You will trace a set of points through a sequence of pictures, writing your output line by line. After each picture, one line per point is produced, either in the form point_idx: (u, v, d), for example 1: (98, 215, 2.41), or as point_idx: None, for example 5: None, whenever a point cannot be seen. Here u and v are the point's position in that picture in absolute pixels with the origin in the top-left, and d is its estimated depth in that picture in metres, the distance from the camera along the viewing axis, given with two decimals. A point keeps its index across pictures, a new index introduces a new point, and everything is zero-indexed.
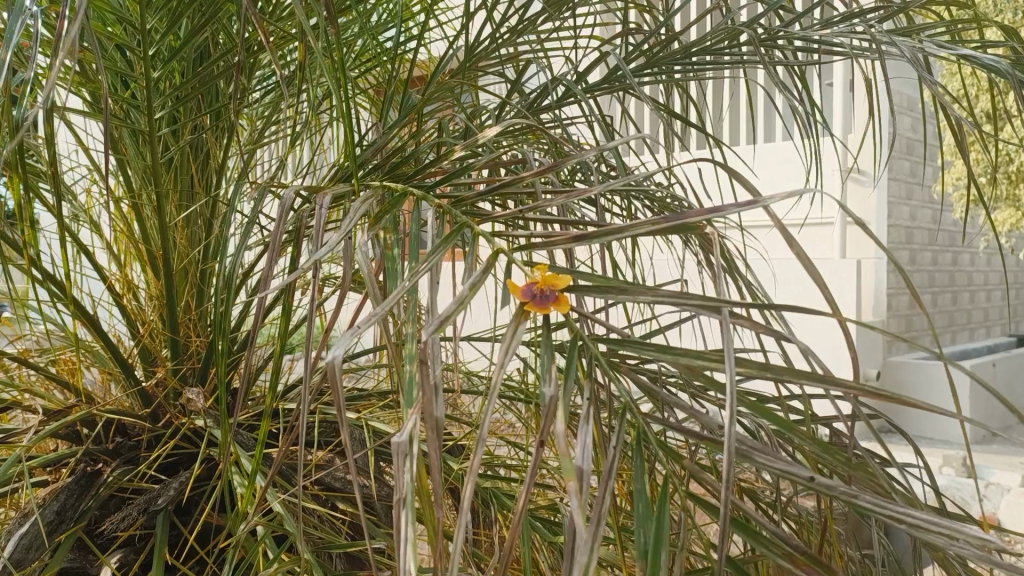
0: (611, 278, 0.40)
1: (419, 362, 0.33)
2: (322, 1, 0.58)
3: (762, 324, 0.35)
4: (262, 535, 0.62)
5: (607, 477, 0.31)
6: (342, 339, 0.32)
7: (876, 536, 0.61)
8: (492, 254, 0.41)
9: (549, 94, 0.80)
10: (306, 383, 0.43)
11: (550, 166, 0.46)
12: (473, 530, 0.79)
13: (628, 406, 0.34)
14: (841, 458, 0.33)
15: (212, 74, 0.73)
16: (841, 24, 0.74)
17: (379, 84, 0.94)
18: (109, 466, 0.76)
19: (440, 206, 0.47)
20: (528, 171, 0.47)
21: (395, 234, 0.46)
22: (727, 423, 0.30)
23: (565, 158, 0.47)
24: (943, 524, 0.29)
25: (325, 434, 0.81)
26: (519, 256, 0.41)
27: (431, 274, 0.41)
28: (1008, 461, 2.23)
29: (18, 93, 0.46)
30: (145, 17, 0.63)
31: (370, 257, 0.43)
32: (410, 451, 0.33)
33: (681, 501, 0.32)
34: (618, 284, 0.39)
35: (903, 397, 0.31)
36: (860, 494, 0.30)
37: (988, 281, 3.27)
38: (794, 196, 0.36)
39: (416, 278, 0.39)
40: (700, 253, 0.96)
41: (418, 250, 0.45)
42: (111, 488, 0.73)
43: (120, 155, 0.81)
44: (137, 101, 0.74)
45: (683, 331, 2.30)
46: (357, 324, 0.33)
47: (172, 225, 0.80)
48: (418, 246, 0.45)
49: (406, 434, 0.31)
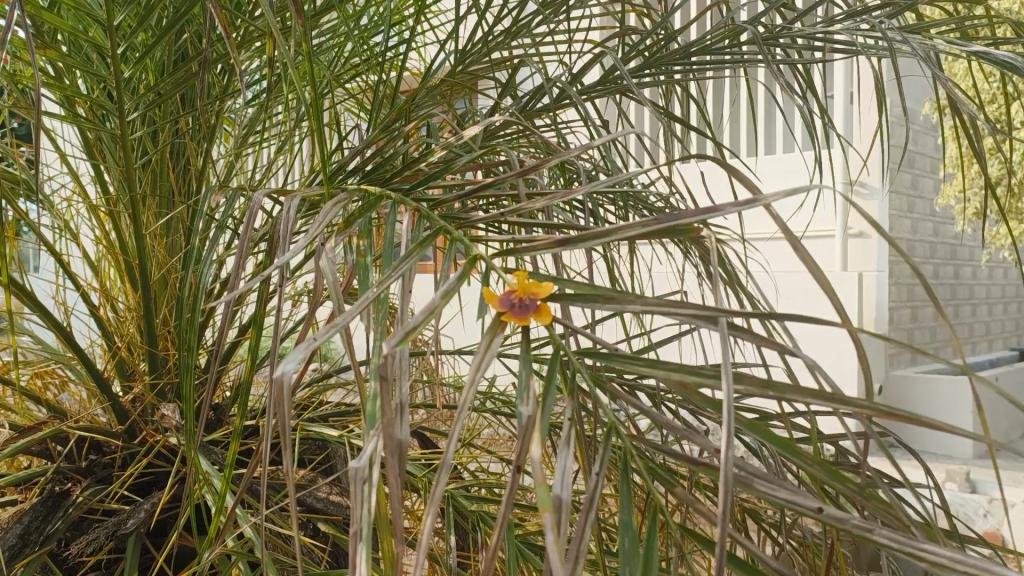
0: (598, 286, 0.37)
1: (382, 376, 0.31)
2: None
3: (763, 336, 0.32)
4: (231, 559, 0.58)
5: (589, 507, 0.28)
6: (295, 350, 0.29)
7: (885, 562, 0.57)
8: (470, 263, 0.38)
9: (540, 98, 0.77)
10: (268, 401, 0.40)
11: (536, 167, 0.43)
12: (460, 553, 0.75)
13: (615, 428, 0.31)
14: (854, 487, 0.30)
15: (188, 75, 0.70)
16: (847, 21, 0.71)
17: (367, 89, 0.91)
18: (79, 486, 0.73)
19: (417, 209, 0.44)
20: (512, 171, 0.43)
21: (369, 240, 0.43)
22: (723, 449, 0.27)
23: (551, 158, 0.44)
24: (972, 563, 0.26)
25: (306, 452, 0.78)
26: (499, 262, 0.38)
27: (404, 281, 0.38)
28: (1013, 476, 2.18)
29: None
30: (113, 13, 0.59)
31: (337, 265, 0.40)
32: (370, 476, 0.30)
33: (671, 536, 0.29)
34: (606, 292, 0.36)
35: (924, 418, 0.28)
36: (876, 528, 0.27)
37: (991, 295, 3.23)
38: (799, 195, 0.33)
39: (384, 286, 0.36)
40: (699, 264, 0.93)
41: (391, 258, 0.42)
42: (80, 510, 0.71)
43: (97, 161, 0.78)
44: (108, 104, 0.71)
45: (683, 344, 2.27)
46: (313, 333, 0.30)
47: (148, 234, 0.77)
48: (391, 256, 0.43)
49: (363, 459, 0.29)
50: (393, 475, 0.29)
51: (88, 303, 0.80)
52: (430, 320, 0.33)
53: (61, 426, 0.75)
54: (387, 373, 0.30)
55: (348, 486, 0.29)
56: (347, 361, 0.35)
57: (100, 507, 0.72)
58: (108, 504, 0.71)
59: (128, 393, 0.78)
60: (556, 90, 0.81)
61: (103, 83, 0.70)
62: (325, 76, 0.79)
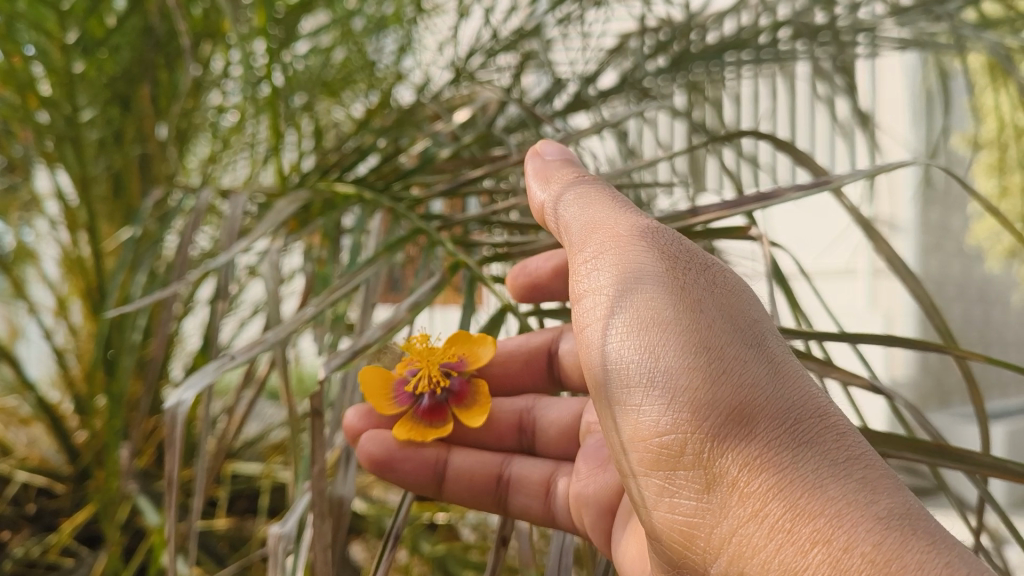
0: (796, 440, 0.23)
1: (313, 413, 0.29)
2: (457, 25, 0.68)
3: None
4: None
5: None
6: (189, 380, 0.28)
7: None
8: (447, 271, 0.35)
9: (550, 101, 0.69)
10: (198, 464, 0.37)
11: (612, 209, 0.31)
12: None
13: None
14: None
15: (152, 66, 0.62)
16: (909, 13, 0.63)
17: (356, 97, 0.82)
18: (21, 535, 0.64)
19: (401, 213, 0.41)
20: (595, 201, 0.31)
21: (329, 254, 0.42)
22: None
23: (629, 202, 0.32)
24: None
25: (278, 499, 0.70)
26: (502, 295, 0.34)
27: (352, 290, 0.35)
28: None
29: (273, 107, 0.60)
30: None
31: (274, 275, 0.38)
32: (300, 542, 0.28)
33: None
34: (818, 465, 0.23)
35: None
36: None
37: None
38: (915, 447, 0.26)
39: (330, 300, 0.34)
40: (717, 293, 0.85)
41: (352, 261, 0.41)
42: (19, 564, 0.62)
43: (53, 167, 0.70)
44: (60, 99, 0.63)
45: None
46: (228, 355, 0.29)
47: (108, 247, 0.69)
48: (349, 264, 0.41)
49: (286, 526, 0.27)
50: (321, 539, 0.26)
51: (41, 328, 0.71)
52: (389, 338, 0.31)
53: (4, 466, 0.66)
54: (322, 409, 0.29)
55: (265, 558, 0.26)
56: (279, 389, 0.34)
57: (40, 560, 0.63)
58: (49, 558, 0.61)
59: (80, 428, 0.69)
60: (570, 95, 0.72)
61: (58, 77, 0.62)
62: (313, 80, 0.71)
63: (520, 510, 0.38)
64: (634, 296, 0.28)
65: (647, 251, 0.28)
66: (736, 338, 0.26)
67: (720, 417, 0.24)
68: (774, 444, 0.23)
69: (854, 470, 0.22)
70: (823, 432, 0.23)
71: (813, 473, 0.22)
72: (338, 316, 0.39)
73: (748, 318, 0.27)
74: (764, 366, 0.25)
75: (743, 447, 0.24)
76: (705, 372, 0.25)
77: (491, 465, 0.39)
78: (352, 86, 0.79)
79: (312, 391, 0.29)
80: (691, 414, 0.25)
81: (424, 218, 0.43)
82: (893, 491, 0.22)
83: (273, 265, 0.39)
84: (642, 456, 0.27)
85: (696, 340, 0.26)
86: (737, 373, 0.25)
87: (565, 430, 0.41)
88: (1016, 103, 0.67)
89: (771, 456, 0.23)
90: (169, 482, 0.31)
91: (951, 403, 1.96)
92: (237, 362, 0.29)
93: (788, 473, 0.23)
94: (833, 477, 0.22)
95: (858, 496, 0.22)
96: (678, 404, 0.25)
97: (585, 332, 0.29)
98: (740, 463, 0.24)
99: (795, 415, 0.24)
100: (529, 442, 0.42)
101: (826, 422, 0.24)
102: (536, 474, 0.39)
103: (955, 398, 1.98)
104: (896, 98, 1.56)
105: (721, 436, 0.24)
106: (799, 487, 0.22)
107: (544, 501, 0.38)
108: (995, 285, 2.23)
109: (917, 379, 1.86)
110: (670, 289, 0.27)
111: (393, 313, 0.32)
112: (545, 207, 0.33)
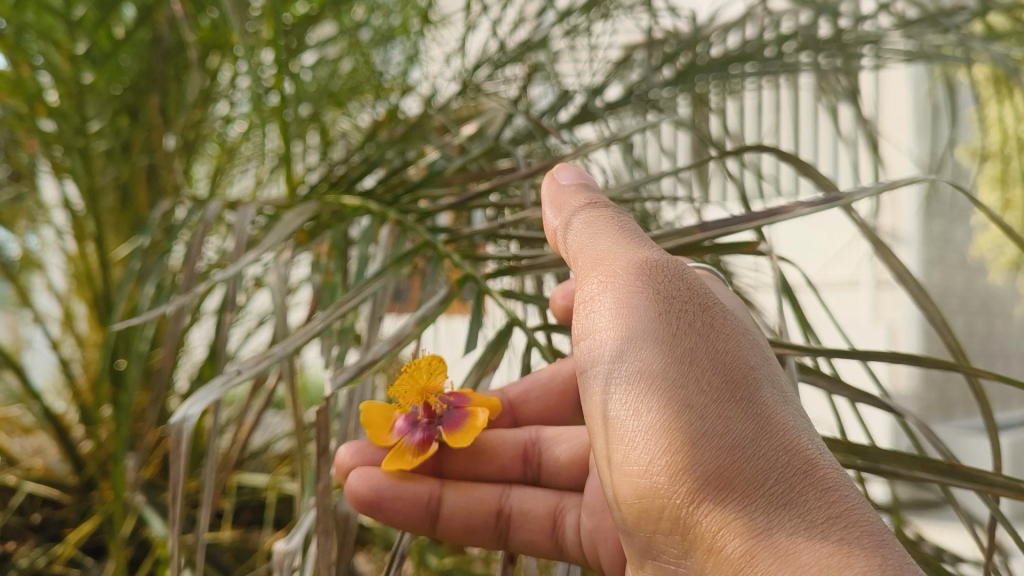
0: (773, 500, 0.22)
1: (319, 427, 0.29)
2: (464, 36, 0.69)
3: None
4: None
5: None
6: (196, 394, 0.28)
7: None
8: (456, 284, 0.35)
9: (557, 113, 0.69)
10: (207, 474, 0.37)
11: (615, 236, 0.31)
12: None
13: None
14: None
15: (161, 77, 0.63)
16: (917, 26, 0.63)
17: (362, 109, 0.82)
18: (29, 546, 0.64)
19: (411, 226, 0.41)
20: (604, 225, 0.31)
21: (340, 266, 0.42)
22: None
23: (636, 230, 0.31)
24: None
25: (284, 510, 0.70)
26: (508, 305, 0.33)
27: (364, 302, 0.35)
28: None
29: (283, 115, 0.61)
30: None
31: (285, 288, 0.38)
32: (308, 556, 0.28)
33: None
34: (791, 525, 0.22)
35: None
36: None
37: None
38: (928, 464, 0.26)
39: (339, 311, 0.34)
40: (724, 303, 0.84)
41: (362, 275, 0.41)
42: None
43: (60, 178, 0.70)
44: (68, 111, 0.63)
45: None
46: (235, 368, 0.29)
47: (115, 257, 0.69)
48: (358, 277, 0.41)
49: (293, 544, 0.26)
50: (326, 555, 0.26)
51: (48, 337, 0.71)
52: (396, 349, 0.30)
53: (11, 476, 0.66)
54: (327, 423, 0.29)
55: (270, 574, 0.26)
56: (286, 401, 0.34)
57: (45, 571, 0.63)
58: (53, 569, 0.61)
59: (86, 438, 0.69)
60: (577, 106, 0.72)
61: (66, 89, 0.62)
62: (319, 91, 0.71)
63: (524, 545, 0.37)
64: (627, 348, 0.27)
65: (641, 296, 0.28)
66: (724, 389, 0.25)
67: (700, 477, 0.24)
68: (751, 506, 0.23)
69: (828, 528, 0.21)
70: (804, 489, 0.22)
71: (788, 537, 0.21)
72: (347, 328, 0.40)
73: (740, 367, 0.26)
74: (748, 420, 0.24)
75: (718, 510, 0.23)
76: (683, 429, 0.25)
77: (490, 500, 0.37)
78: (359, 97, 0.80)
79: (318, 406, 0.29)
80: (672, 474, 0.24)
81: (434, 231, 0.43)
82: (872, 551, 0.20)
83: (284, 278, 0.39)
84: (634, 511, 0.26)
85: (678, 395, 0.25)
86: (716, 433, 0.24)
87: (571, 462, 0.40)
88: (1020, 114, 0.67)
89: (745, 520, 0.22)
90: (177, 495, 0.31)
91: (956, 414, 1.95)
92: (244, 376, 0.29)
93: (762, 537, 0.22)
94: (808, 540, 0.21)
95: (829, 560, 0.20)
96: (657, 466, 0.25)
97: (588, 382, 0.29)
98: (716, 525, 0.23)
99: (775, 473, 0.23)
100: (533, 474, 0.40)
101: (810, 476, 0.22)
102: (538, 507, 0.38)
103: (959, 410, 1.97)
104: (900, 109, 1.57)
105: (699, 499, 0.24)
106: (771, 551, 0.21)
107: (548, 534, 0.37)
108: (998, 297, 2.23)
109: (921, 391, 1.86)
110: (659, 339, 0.27)
111: (401, 324, 0.31)
112: (556, 237, 0.33)
